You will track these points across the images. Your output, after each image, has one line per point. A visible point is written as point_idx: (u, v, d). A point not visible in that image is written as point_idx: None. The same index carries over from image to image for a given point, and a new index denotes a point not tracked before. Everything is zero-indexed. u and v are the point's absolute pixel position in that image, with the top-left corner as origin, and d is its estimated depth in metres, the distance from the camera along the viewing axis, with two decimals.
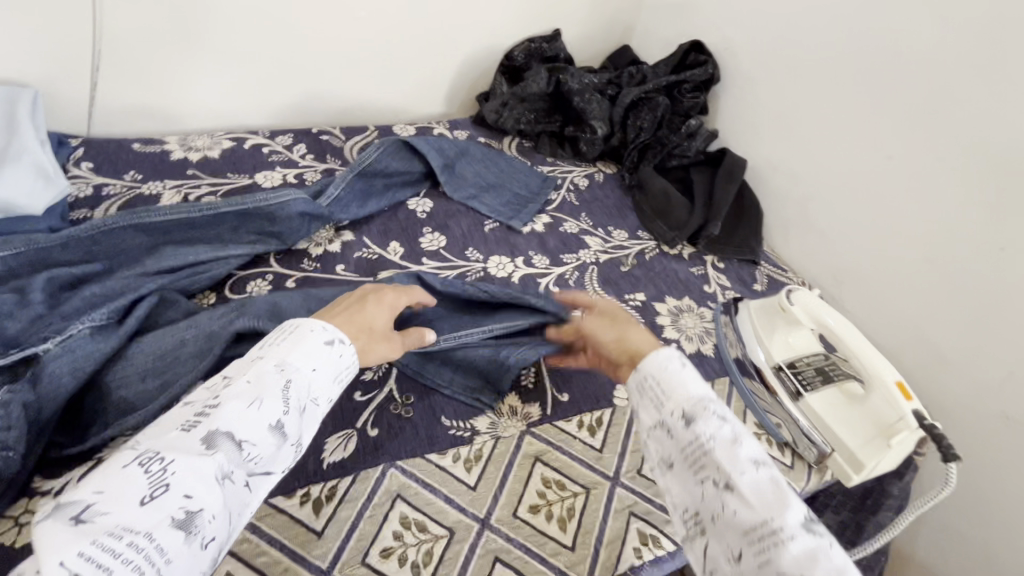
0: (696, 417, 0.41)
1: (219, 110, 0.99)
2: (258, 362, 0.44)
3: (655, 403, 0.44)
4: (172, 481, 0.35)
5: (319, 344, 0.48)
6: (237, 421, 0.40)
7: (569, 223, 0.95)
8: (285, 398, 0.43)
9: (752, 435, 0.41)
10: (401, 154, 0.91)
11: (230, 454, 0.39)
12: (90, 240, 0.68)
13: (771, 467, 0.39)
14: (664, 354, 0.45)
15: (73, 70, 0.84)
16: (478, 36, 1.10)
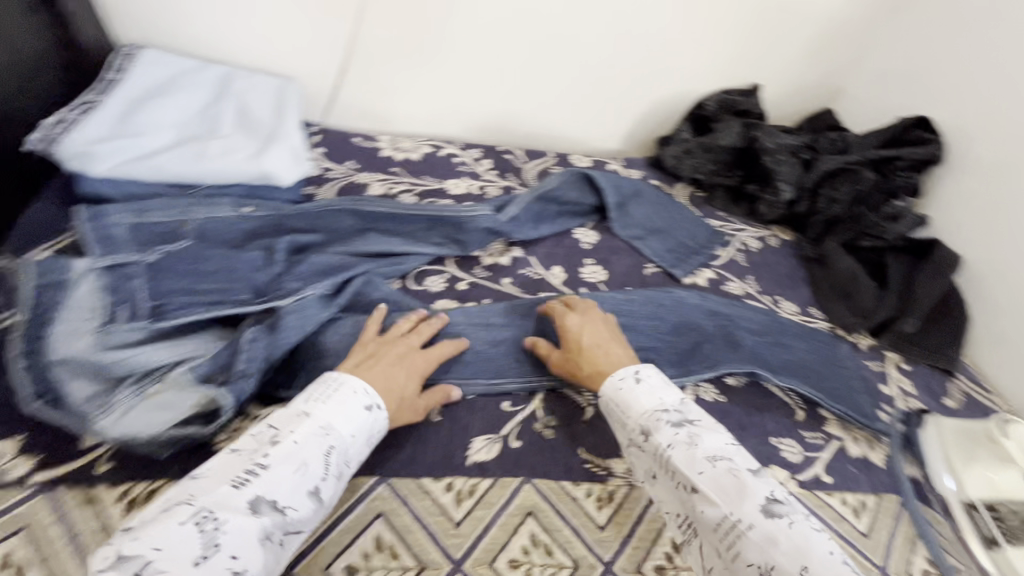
0: (652, 430, 0.54)
1: (426, 119, 1.11)
2: (302, 421, 0.51)
3: (622, 419, 0.58)
4: (223, 541, 0.41)
5: (359, 409, 0.54)
6: (280, 486, 0.46)
7: (734, 283, 0.91)
8: (325, 463, 0.49)
9: (707, 434, 0.53)
10: (580, 185, 0.95)
11: (274, 517, 0.44)
12: (322, 217, 0.80)
13: (726, 462, 0.50)
14: (623, 375, 0.60)
15: (327, 71, 1.01)
16: (673, 83, 1.11)
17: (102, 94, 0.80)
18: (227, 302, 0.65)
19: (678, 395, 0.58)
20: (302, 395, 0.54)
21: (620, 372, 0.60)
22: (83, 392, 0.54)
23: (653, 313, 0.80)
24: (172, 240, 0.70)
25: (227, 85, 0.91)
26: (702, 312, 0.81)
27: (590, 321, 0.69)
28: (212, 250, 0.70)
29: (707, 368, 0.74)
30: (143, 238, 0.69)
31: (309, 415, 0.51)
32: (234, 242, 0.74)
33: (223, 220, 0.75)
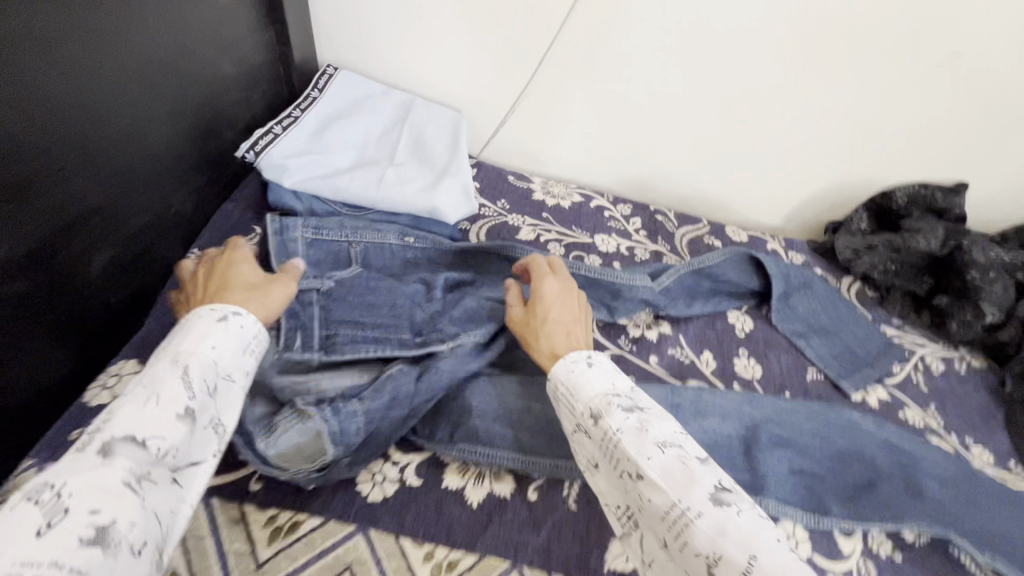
0: (602, 414, 0.50)
1: (581, 166, 1.09)
2: (157, 355, 0.46)
3: (571, 403, 0.54)
4: (70, 504, 0.36)
5: (210, 322, 0.49)
6: (145, 425, 0.41)
7: (913, 411, 0.79)
8: (187, 385, 0.45)
9: (655, 421, 0.50)
10: (742, 267, 0.86)
11: (137, 458, 0.40)
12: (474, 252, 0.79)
13: (676, 450, 0.47)
14: (575, 359, 0.56)
15: (496, 107, 1.02)
16: (860, 166, 1.00)
17: (301, 110, 0.86)
18: (387, 342, 0.63)
19: (629, 383, 0.55)
20: (165, 345, 0.48)
21: (573, 356, 0.56)
22: (255, 413, 0.56)
23: (820, 431, 0.70)
24: (342, 263, 0.73)
25: (405, 110, 0.94)
26: (876, 443, 0.71)
27: (570, 291, 0.66)
28: (379, 282, 0.69)
29: (887, 518, 0.65)
30: (319, 260, 0.72)
31: (178, 347, 0.47)
32: (395, 273, 0.75)
33: (384, 244, 0.76)
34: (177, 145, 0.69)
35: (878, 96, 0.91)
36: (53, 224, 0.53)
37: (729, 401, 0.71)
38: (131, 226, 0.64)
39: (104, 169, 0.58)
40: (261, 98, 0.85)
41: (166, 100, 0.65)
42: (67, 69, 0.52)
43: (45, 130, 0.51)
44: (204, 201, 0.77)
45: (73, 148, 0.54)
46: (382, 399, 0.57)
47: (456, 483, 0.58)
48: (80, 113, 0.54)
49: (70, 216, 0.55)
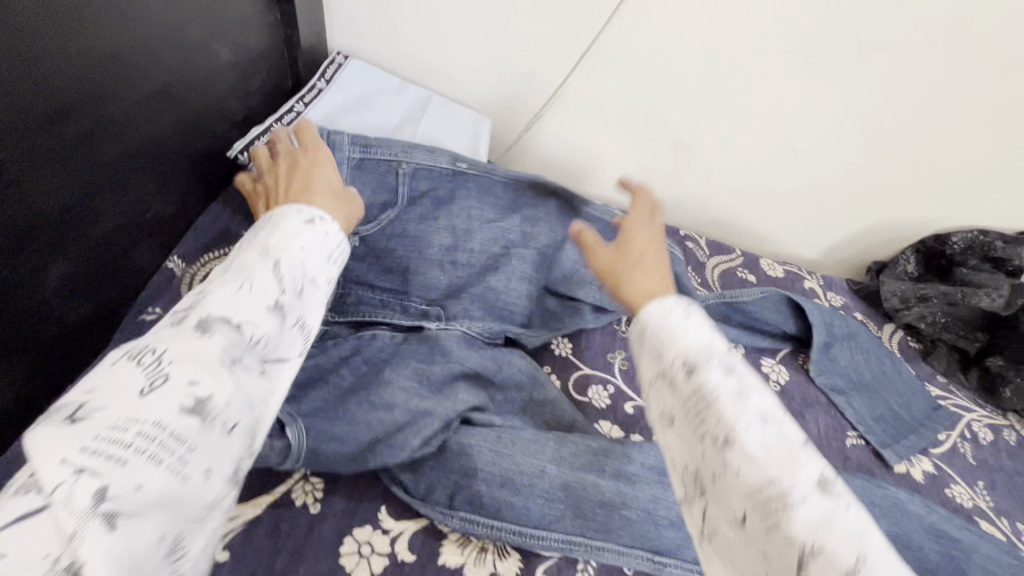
0: (698, 366, 0.37)
1: (607, 179, 1.00)
2: (239, 253, 0.41)
3: (658, 353, 0.40)
4: (171, 369, 0.32)
5: (299, 223, 0.45)
6: (224, 302, 0.36)
7: (960, 488, 0.71)
8: (278, 275, 0.40)
9: (768, 407, 0.35)
10: (780, 311, 0.78)
11: (232, 338, 0.35)
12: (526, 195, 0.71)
13: (781, 433, 0.33)
14: (668, 306, 0.42)
15: (520, 110, 0.93)
16: (914, 203, 0.91)
17: (305, 104, 0.76)
18: (393, 306, 0.66)
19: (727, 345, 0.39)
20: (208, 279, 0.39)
21: (667, 303, 0.42)
22: None
23: (862, 511, 0.63)
24: (387, 188, 0.65)
25: (421, 110, 0.85)
26: (924, 528, 0.63)
27: (644, 231, 0.57)
28: (411, 227, 0.66)
29: None
30: (361, 183, 0.64)
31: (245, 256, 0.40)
32: (441, 196, 0.68)
33: (434, 165, 0.68)
34: (160, 141, 0.60)
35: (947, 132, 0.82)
36: (4, 239, 0.46)
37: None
38: (99, 234, 0.56)
39: (69, 173, 0.50)
40: (261, 87, 0.75)
41: (150, 91, 0.57)
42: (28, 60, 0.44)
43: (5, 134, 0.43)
44: (191, 203, 0.68)
45: (36, 153, 0.46)
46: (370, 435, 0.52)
47: (455, 558, 0.51)
48: (45, 110, 0.46)
49: (26, 228, 0.47)
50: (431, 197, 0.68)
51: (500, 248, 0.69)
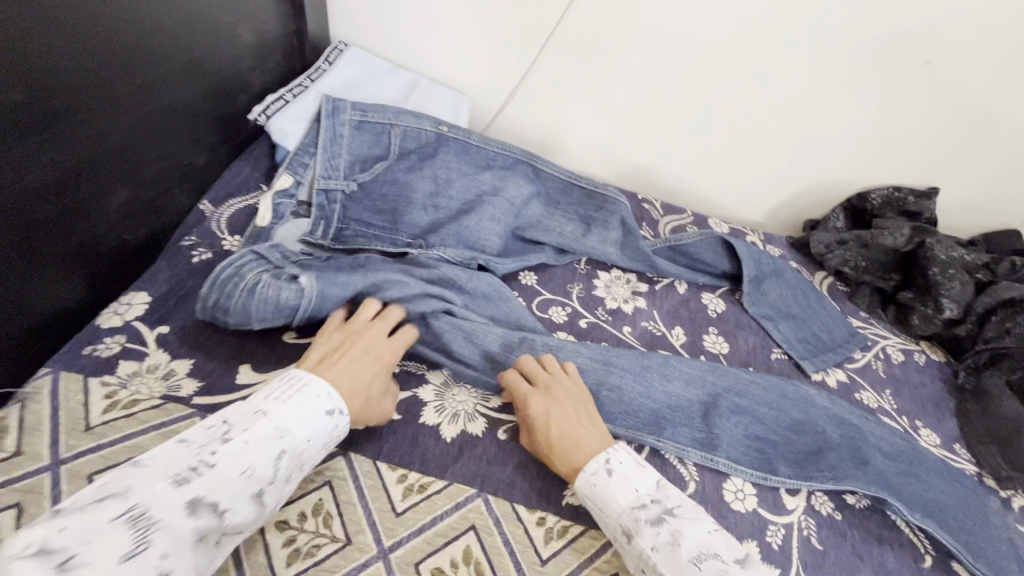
0: (633, 533, 0.53)
1: (574, 152, 1.14)
2: (258, 419, 0.50)
3: (601, 516, 0.56)
4: (153, 541, 0.40)
5: (319, 412, 0.53)
6: (223, 487, 0.45)
7: (868, 394, 0.84)
8: (275, 463, 0.49)
9: (686, 529, 0.53)
10: (715, 249, 0.92)
11: (210, 520, 0.44)
12: (498, 158, 0.88)
13: (714, 561, 0.50)
14: (595, 469, 0.57)
15: (496, 93, 1.08)
16: (838, 166, 1.04)
17: (311, 81, 0.91)
18: (384, 239, 0.79)
19: (654, 479, 0.57)
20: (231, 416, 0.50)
21: (593, 468, 0.57)
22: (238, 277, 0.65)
23: (775, 401, 0.74)
24: (380, 146, 0.83)
25: (409, 87, 0.99)
26: (829, 417, 0.73)
27: (557, 403, 0.63)
28: (400, 175, 0.82)
29: (829, 480, 0.68)
30: (359, 140, 0.83)
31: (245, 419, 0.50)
32: (424, 155, 0.85)
33: (419, 130, 0.85)
34: (192, 101, 0.74)
35: (857, 100, 0.95)
36: (77, 160, 0.58)
37: (692, 370, 0.74)
38: (147, 171, 0.69)
39: (123, 115, 0.63)
40: (274, 66, 0.90)
41: (185, 57, 0.71)
42: (95, 18, 0.57)
43: (78, 72, 0.56)
44: (216, 158, 0.82)
45: (100, 93, 0.59)
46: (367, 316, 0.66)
47: (432, 419, 0.64)
48: (105, 59, 0.59)
49: (93, 154, 0.60)
50: (416, 155, 0.84)
51: (476, 196, 0.84)
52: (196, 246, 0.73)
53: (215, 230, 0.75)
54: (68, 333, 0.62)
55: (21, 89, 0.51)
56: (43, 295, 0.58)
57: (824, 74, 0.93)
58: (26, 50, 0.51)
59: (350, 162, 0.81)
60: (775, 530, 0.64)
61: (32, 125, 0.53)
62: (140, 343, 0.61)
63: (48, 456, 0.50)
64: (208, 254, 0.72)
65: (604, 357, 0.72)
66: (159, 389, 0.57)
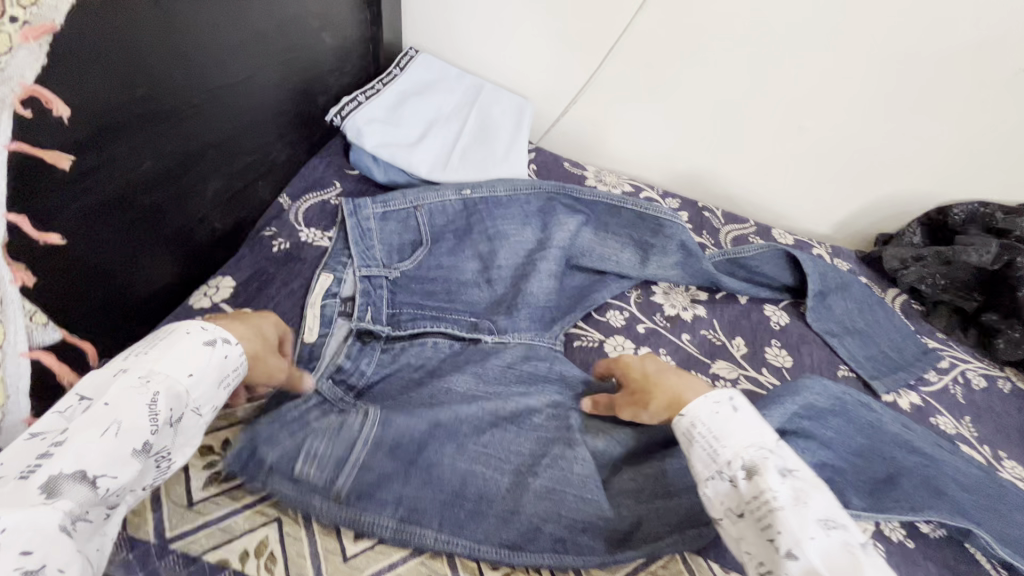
0: (757, 470, 0.50)
1: (634, 159, 1.15)
2: (120, 376, 0.47)
3: (713, 450, 0.53)
4: (16, 532, 0.38)
5: (197, 345, 0.51)
6: (87, 456, 0.43)
7: (944, 418, 0.79)
8: (151, 415, 0.46)
9: (813, 493, 0.48)
10: (779, 262, 0.88)
11: (80, 493, 0.42)
12: (531, 204, 0.84)
13: (841, 531, 0.46)
14: (716, 401, 0.56)
15: (559, 99, 1.11)
16: (914, 178, 0.99)
17: (383, 84, 0.95)
18: (445, 319, 0.75)
19: (776, 437, 0.53)
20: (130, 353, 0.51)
21: (715, 396, 0.57)
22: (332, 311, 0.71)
23: (840, 426, 0.69)
24: (410, 231, 0.80)
25: (475, 92, 1.02)
26: (899, 444, 0.68)
27: (651, 355, 0.67)
28: (444, 258, 0.79)
29: (908, 510, 0.64)
30: (390, 231, 0.79)
31: (158, 372, 0.48)
32: (458, 228, 0.82)
33: (444, 203, 0.82)
34: (279, 99, 0.79)
35: (938, 108, 0.91)
36: (184, 150, 0.64)
37: (784, 408, 0.65)
38: (238, 163, 0.74)
39: (222, 109, 0.68)
40: (351, 71, 0.95)
41: (276, 56, 0.76)
42: (205, 20, 0.62)
43: (188, 68, 0.61)
44: (295, 155, 0.88)
45: (206, 90, 0.65)
46: (426, 424, 0.59)
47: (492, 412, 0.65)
48: (208, 57, 0.64)
49: (194, 149, 0.65)
50: (451, 233, 0.81)
51: (524, 258, 0.81)
52: (275, 236, 0.78)
53: (294, 221, 0.80)
54: (165, 310, 0.68)
55: (141, 85, 0.56)
56: (146, 272, 0.63)
57: (903, 82, 0.89)
58: (146, 49, 0.55)
59: (387, 252, 0.78)
60: None
61: (149, 119, 0.58)
62: None
63: None
64: (286, 244, 0.77)
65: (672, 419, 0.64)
66: None
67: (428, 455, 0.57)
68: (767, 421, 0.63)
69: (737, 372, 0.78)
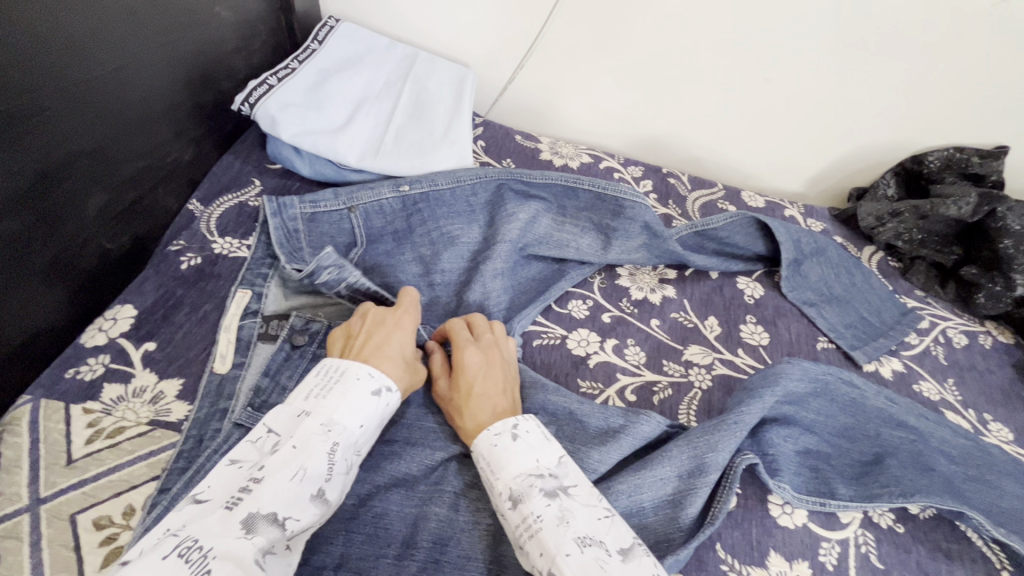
0: (522, 497, 0.46)
1: (591, 124, 1.06)
2: (304, 422, 0.45)
3: (490, 482, 0.49)
4: (213, 568, 0.34)
5: (367, 394, 0.49)
6: (279, 494, 0.40)
7: (927, 384, 0.75)
8: (329, 461, 0.44)
9: (578, 510, 0.45)
10: (749, 231, 0.81)
11: (272, 531, 0.38)
12: (478, 195, 0.77)
13: (597, 548, 0.43)
14: (500, 430, 0.51)
15: (503, 66, 1.00)
16: (888, 126, 0.93)
17: (300, 62, 0.83)
18: None
19: (557, 454, 0.50)
20: (306, 391, 0.48)
21: (497, 428, 0.51)
22: (252, 332, 0.60)
23: (823, 408, 0.64)
24: (344, 233, 0.72)
25: (408, 63, 0.91)
26: (884, 420, 0.64)
27: (495, 363, 0.59)
28: (383, 259, 0.71)
29: (896, 496, 0.59)
30: (318, 234, 0.70)
31: (335, 413, 0.46)
32: (399, 230, 0.74)
33: (381, 203, 0.74)
34: (170, 90, 0.68)
35: (911, 49, 0.83)
36: (41, 166, 0.53)
37: (763, 402, 0.58)
38: (125, 172, 0.63)
39: (90, 111, 0.57)
40: (260, 49, 0.83)
41: (152, 38, 0.63)
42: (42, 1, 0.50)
43: (29, 66, 0.50)
44: (202, 152, 0.77)
45: (58, 88, 0.53)
46: (368, 470, 0.53)
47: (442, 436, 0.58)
48: (56, 47, 0.52)
49: (56, 162, 0.54)
50: (390, 233, 0.73)
51: (472, 257, 0.73)
52: (184, 251, 0.68)
53: (206, 232, 0.70)
54: (51, 355, 0.58)
55: None
56: (20, 316, 0.54)
57: (874, 21, 0.81)
58: None
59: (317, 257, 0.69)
60: (829, 548, 0.57)
61: None
62: (125, 363, 0.56)
63: (27, 496, 0.46)
64: (197, 259, 0.67)
65: (649, 429, 0.57)
66: (146, 414, 0.53)
67: (371, 505, 0.51)
68: (744, 418, 0.57)
69: (712, 356, 0.72)
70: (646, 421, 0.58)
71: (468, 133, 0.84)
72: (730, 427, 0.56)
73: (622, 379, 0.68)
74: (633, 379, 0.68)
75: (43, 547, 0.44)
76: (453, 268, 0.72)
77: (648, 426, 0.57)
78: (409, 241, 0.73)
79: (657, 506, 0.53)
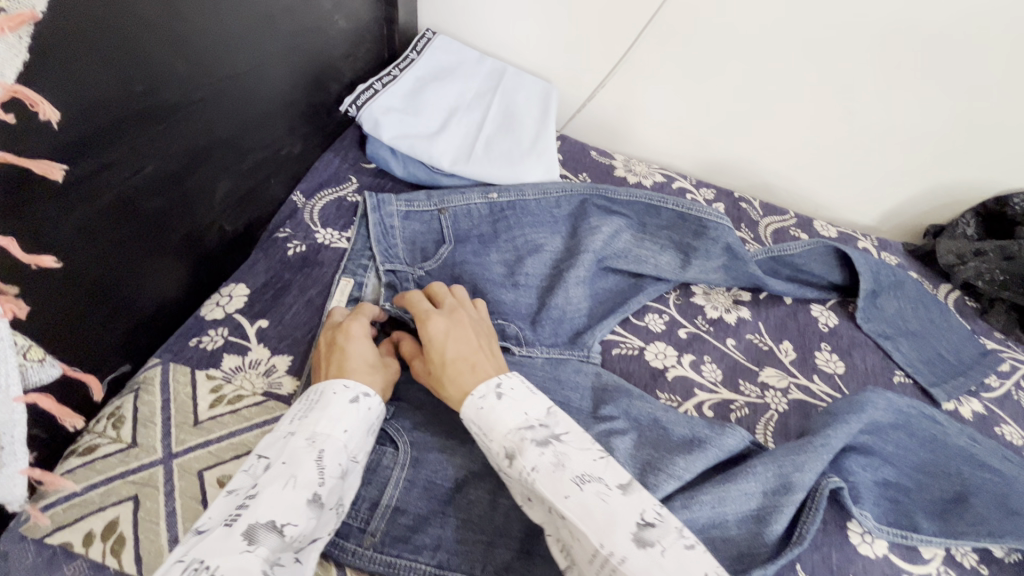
0: (549, 495, 0.44)
1: (663, 145, 1.08)
2: (288, 440, 0.46)
3: (513, 478, 0.47)
4: None
5: (345, 404, 0.49)
6: (274, 507, 0.40)
7: (1009, 428, 0.73)
8: (320, 467, 0.44)
9: (607, 497, 0.43)
10: (826, 260, 0.82)
11: (275, 541, 0.39)
12: (561, 207, 0.80)
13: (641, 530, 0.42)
14: (483, 394, 0.51)
15: (583, 83, 1.04)
16: (972, 165, 0.92)
17: (400, 70, 0.88)
18: None
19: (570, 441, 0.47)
20: (290, 417, 0.49)
21: (480, 390, 0.51)
22: None
23: (904, 441, 0.63)
24: (433, 232, 0.75)
25: (497, 76, 0.95)
26: (966, 459, 0.62)
27: (459, 323, 0.58)
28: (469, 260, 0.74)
29: (982, 535, 0.58)
30: (412, 231, 0.74)
31: (315, 428, 0.47)
32: (484, 234, 0.77)
33: (470, 207, 0.77)
34: (291, 89, 0.73)
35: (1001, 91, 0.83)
36: (187, 153, 0.58)
37: (849, 428, 0.59)
38: (249, 161, 0.69)
39: (227, 107, 0.62)
40: (364, 56, 0.88)
41: (284, 43, 0.69)
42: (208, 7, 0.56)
43: (190, 64, 0.55)
44: (308, 149, 0.82)
45: (207, 84, 0.58)
46: (462, 457, 0.55)
47: None
48: (211, 47, 0.58)
49: (199, 149, 0.59)
50: (477, 236, 0.76)
51: (553, 265, 0.76)
52: (290, 238, 0.72)
53: (308, 222, 0.75)
54: (173, 323, 0.63)
55: (142, 80, 0.50)
56: (154, 285, 0.59)
57: (964, 62, 0.82)
58: (141, 36, 0.49)
59: (409, 251, 0.73)
60: None
61: (147, 117, 0.52)
62: (241, 337, 0.60)
63: (160, 449, 0.51)
64: (302, 246, 0.71)
65: (731, 447, 0.58)
66: (261, 385, 0.57)
67: (467, 492, 0.53)
68: (831, 442, 0.57)
69: (787, 380, 0.72)
70: (729, 436, 0.59)
71: (553, 146, 0.87)
72: (817, 448, 0.56)
73: (699, 394, 0.69)
74: (710, 395, 0.69)
75: (176, 496, 0.48)
76: (536, 274, 0.75)
77: (733, 437, 0.59)
78: (494, 244, 0.76)
79: (743, 522, 0.54)
